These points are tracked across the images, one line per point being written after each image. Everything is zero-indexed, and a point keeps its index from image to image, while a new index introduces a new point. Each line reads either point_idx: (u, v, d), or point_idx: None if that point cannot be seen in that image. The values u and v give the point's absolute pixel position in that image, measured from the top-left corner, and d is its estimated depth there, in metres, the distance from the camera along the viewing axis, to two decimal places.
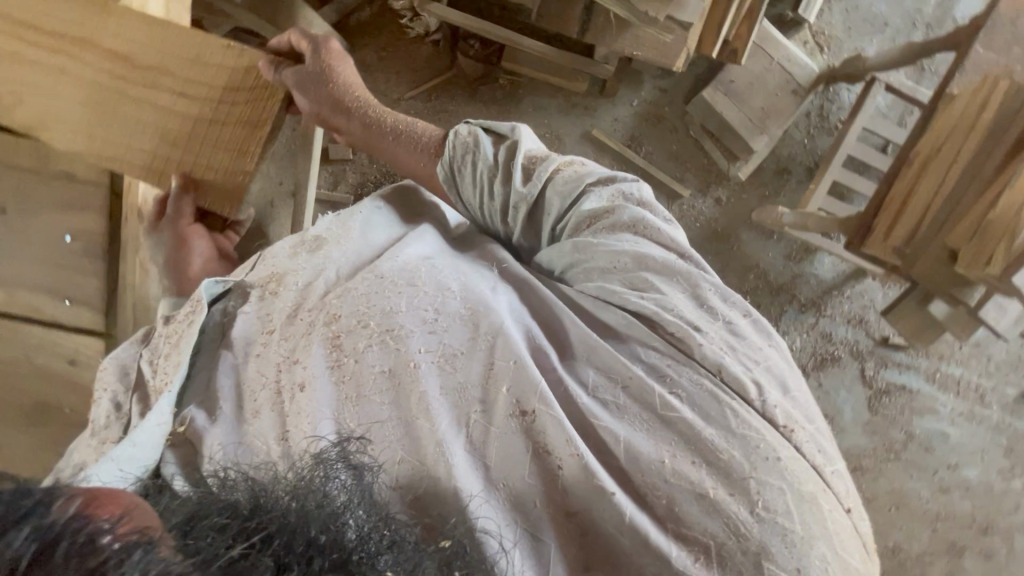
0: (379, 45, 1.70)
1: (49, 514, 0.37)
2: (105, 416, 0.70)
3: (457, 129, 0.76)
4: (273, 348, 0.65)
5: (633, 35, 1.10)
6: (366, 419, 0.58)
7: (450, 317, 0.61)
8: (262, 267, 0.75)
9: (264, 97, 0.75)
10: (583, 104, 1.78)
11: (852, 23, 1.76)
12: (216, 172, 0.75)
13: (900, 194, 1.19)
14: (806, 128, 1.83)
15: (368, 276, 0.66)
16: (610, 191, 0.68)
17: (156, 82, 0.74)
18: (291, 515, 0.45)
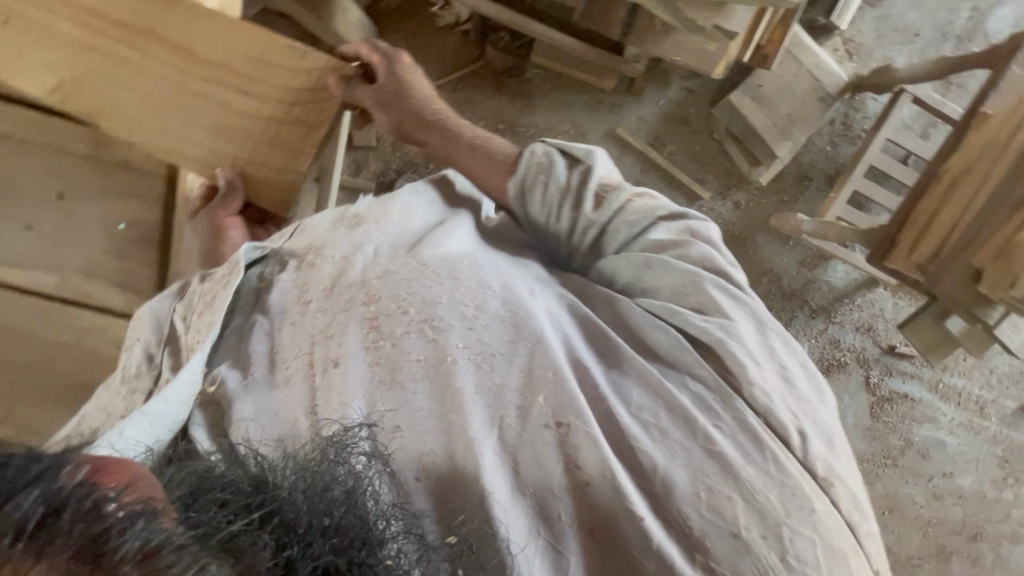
0: (409, 32, 1.69)
1: (54, 477, 0.36)
2: (138, 365, 0.66)
3: (533, 148, 0.75)
4: (309, 318, 0.61)
5: (676, 40, 1.13)
6: (390, 410, 0.56)
7: (491, 317, 0.60)
8: (301, 238, 0.70)
9: (321, 101, 0.75)
10: (610, 102, 1.78)
11: (883, 32, 1.75)
12: (271, 170, 0.77)
13: (927, 210, 1.20)
14: (830, 135, 1.83)
15: (409, 261, 0.63)
16: (678, 225, 0.71)
17: (216, 77, 0.75)
18: (298, 494, 0.44)
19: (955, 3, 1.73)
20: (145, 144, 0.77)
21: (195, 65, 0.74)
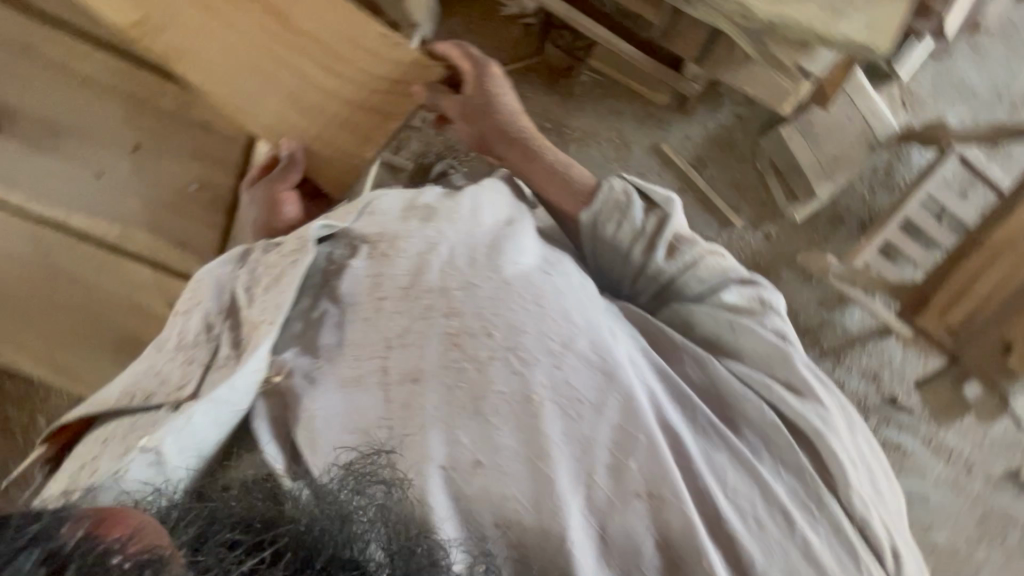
0: (471, 17, 1.68)
1: (55, 535, 0.39)
2: (195, 333, 0.64)
3: (612, 184, 0.75)
4: (386, 320, 0.62)
5: (750, 72, 1.12)
6: (474, 443, 0.58)
7: (578, 359, 0.61)
8: (372, 222, 0.68)
9: (403, 96, 0.75)
10: (659, 116, 1.77)
11: (940, 87, 1.74)
12: (336, 149, 0.78)
13: (964, 277, 1.21)
14: (870, 182, 1.83)
15: (493, 279, 0.63)
16: (750, 291, 0.74)
17: (308, 49, 0.74)
18: (308, 528, 0.47)
19: (1016, 69, 1.73)
20: (215, 95, 0.77)
21: (290, 32, 0.74)
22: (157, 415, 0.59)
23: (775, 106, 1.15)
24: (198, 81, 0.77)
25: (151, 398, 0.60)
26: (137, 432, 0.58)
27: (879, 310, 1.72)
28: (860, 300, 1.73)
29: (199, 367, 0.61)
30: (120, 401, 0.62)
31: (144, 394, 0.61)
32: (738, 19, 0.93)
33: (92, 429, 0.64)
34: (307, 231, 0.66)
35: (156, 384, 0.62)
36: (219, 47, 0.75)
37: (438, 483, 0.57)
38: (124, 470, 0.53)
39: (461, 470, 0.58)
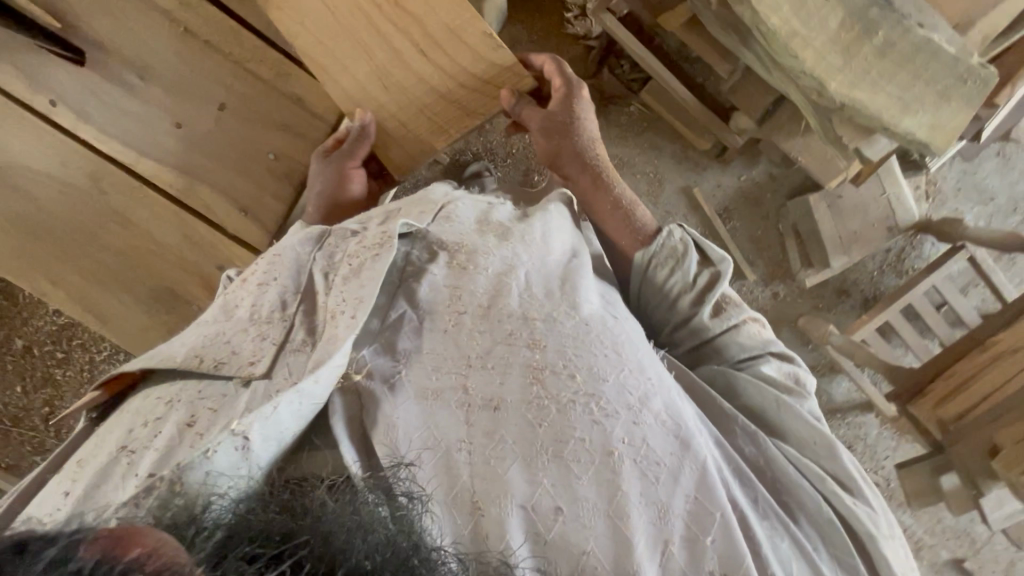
0: (537, 28, 1.70)
1: (71, 560, 0.36)
2: (269, 308, 0.68)
3: (672, 231, 0.80)
4: (468, 342, 0.65)
5: (804, 142, 1.15)
6: (553, 485, 0.59)
7: (653, 418, 0.63)
8: (447, 227, 0.76)
9: (489, 95, 0.76)
10: (696, 161, 1.81)
11: (963, 186, 1.81)
12: (410, 131, 0.79)
13: (962, 374, 1.29)
14: (881, 262, 1.89)
15: (572, 320, 0.67)
16: (786, 366, 0.78)
17: (406, 29, 0.75)
18: (328, 534, 0.45)
19: None
20: (306, 47, 0.79)
21: (394, 12, 0.76)
22: (228, 387, 0.62)
23: (821, 181, 1.17)
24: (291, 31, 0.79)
25: (220, 368, 0.63)
26: (209, 404, 0.60)
27: (868, 386, 1.78)
28: (851, 374, 1.79)
29: (273, 346, 0.64)
30: (185, 362, 0.63)
31: (212, 362, 0.63)
32: (812, 94, 0.98)
33: (150, 382, 0.66)
34: (391, 227, 0.72)
35: (228, 354, 0.64)
36: (325, 14, 0.78)
37: (516, 520, 0.57)
38: (213, 450, 0.53)
39: (542, 511, 0.58)
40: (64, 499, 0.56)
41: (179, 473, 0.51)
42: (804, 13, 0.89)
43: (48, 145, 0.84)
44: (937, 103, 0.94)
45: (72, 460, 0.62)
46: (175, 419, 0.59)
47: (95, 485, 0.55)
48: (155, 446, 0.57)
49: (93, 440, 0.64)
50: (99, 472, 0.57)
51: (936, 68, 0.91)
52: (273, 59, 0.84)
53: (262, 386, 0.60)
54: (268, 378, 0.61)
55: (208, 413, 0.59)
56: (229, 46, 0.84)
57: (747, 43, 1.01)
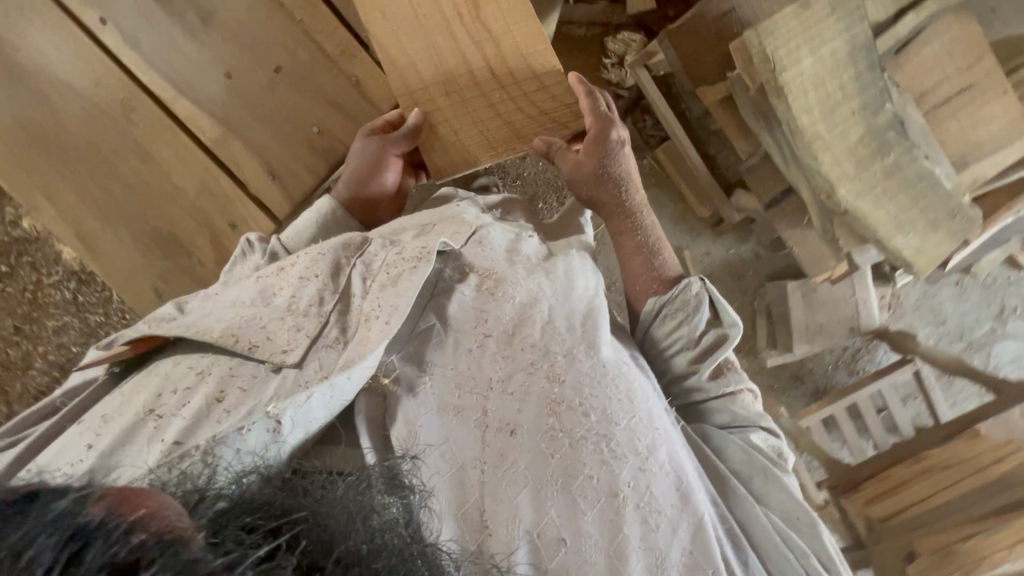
0: (573, 64, 1.74)
1: (80, 513, 0.38)
2: (308, 302, 0.72)
3: (689, 286, 0.84)
4: (490, 368, 0.71)
5: (800, 235, 1.22)
6: (558, 512, 0.65)
7: (658, 467, 0.69)
8: (481, 250, 0.82)
9: (542, 125, 0.85)
10: (692, 225, 1.89)
11: (922, 305, 1.95)
12: (459, 138, 0.85)
13: (898, 480, 1.45)
14: (837, 358, 1.99)
15: (589, 364, 0.73)
16: (773, 440, 0.85)
17: (480, 44, 0.81)
18: (322, 517, 0.48)
19: (985, 316, 1.94)
20: (380, 33, 0.82)
21: (474, 26, 0.81)
22: (259, 369, 0.68)
23: (807, 272, 1.24)
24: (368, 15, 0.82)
25: (254, 351, 0.67)
26: (239, 384, 0.66)
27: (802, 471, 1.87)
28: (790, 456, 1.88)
29: (306, 340, 0.69)
30: (221, 338, 0.68)
31: (248, 343, 0.68)
32: (821, 193, 1.04)
33: (177, 350, 0.72)
34: (433, 244, 0.77)
35: (262, 338, 0.68)
36: (407, 8, 0.81)
37: (521, 537, 0.63)
38: (245, 428, 0.58)
39: (548, 534, 0.64)
40: (89, 449, 0.63)
41: (213, 444, 0.56)
42: (831, 120, 0.96)
43: (84, 61, 0.83)
44: (927, 229, 1.03)
45: (97, 411, 0.69)
46: (205, 392, 0.65)
47: (121, 443, 0.62)
48: (183, 415, 0.63)
49: (113, 394, 0.71)
50: (126, 428, 0.63)
51: (931, 198, 1.00)
52: (340, 37, 0.85)
53: (292, 375, 0.66)
54: (297, 369, 0.66)
55: (237, 392, 0.65)
56: (301, 15, 0.84)
57: (773, 132, 1.06)
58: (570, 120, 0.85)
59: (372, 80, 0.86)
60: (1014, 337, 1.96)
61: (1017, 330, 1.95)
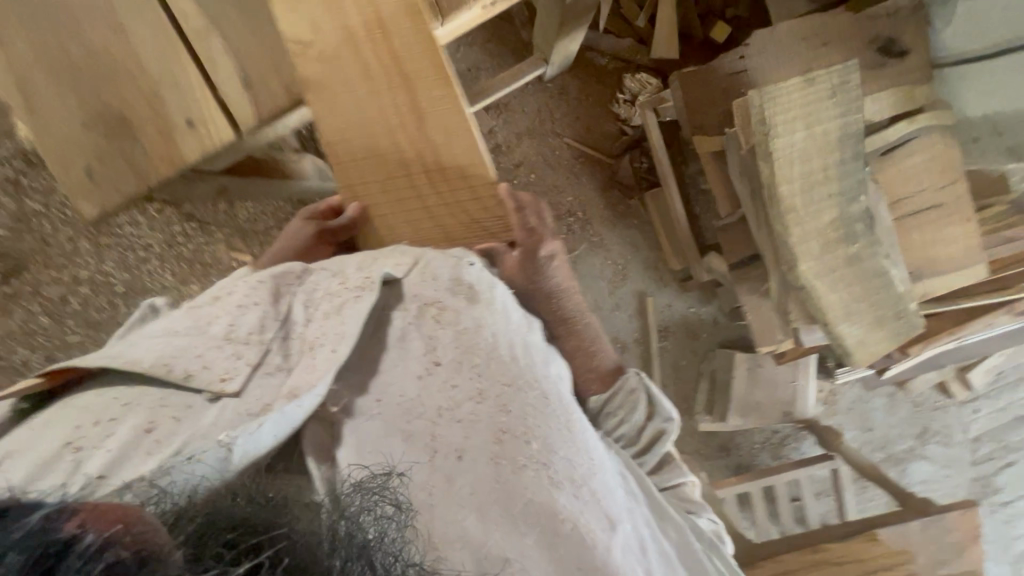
0: (588, 90, 1.79)
1: (54, 531, 0.38)
2: (249, 329, 0.68)
3: (630, 382, 0.90)
4: (438, 395, 0.67)
5: (758, 303, 1.24)
6: (503, 540, 0.61)
7: (591, 491, 0.66)
8: (423, 279, 0.73)
9: (474, 234, 0.87)
10: (661, 275, 1.91)
11: (854, 408, 2.00)
12: (394, 234, 0.89)
13: (791, 563, 1.45)
14: (766, 439, 2.03)
15: (535, 391, 0.68)
16: (712, 519, 0.92)
17: (420, 152, 0.84)
18: (302, 531, 0.46)
19: (908, 434, 2.01)
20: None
21: (415, 136, 0.83)
22: (196, 399, 0.64)
23: (756, 342, 1.26)
24: None
25: (190, 380, 0.64)
26: (171, 413, 0.62)
27: None
28: None
29: (245, 366, 0.65)
30: (151, 369, 0.63)
31: (182, 372, 0.64)
32: (784, 266, 1.05)
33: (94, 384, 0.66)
34: (376, 273, 0.72)
35: (198, 366, 0.65)
36: (350, 107, 0.83)
37: (466, 560, 0.59)
38: (196, 458, 0.56)
39: (492, 561, 0.60)
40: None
41: (158, 473, 0.54)
42: (809, 196, 0.99)
43: None
44: (871, 326, 1.05)
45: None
46: (133, 422, 0.61)
47: (34, 479, 0.56)
48: (106, 448, 0.58)
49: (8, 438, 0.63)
50: (40, 466, 0.57)
51: (882, 297, 1.04)
52: None
53: (231, 404, 0.63)
54: (236, 399, 0.63)
55: (169, 422, 0.61)
56: None
57: (753, 195, 1.08)
58: (498, 231, 0.86)
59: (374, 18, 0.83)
60: (930, 460, 2.02)
61: (934, 454, 2.02)
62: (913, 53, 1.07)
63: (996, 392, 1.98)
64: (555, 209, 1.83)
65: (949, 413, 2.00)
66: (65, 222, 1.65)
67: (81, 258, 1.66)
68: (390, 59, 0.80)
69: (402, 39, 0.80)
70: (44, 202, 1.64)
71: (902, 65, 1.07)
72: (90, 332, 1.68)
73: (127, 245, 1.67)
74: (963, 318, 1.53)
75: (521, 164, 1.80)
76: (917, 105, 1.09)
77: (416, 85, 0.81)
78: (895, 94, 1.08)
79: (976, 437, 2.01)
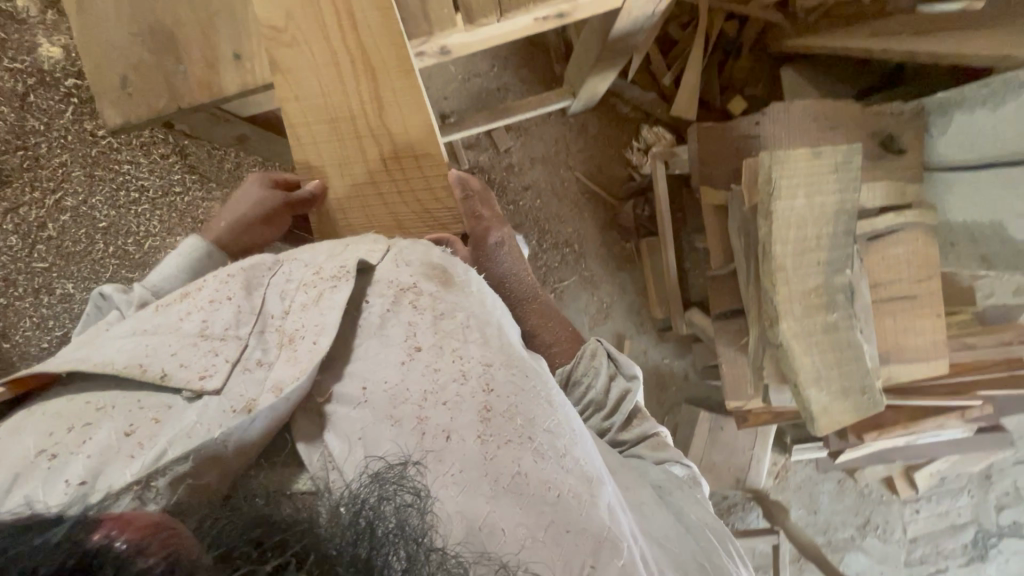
0: (605, 132, 1.87)
1: (84, 541, 0.42)
2: (224, 325, 0.66)
3: (587, 346, 0.92)
4: (421, 375, 0.65)
5: (735, 359, 1.28)
6: (497, 511, 0.59)
7: (575, 461, 0.65)
8: (397, 265, 0.72)
9: (425, 222, 0.90)
10: (643, 321, 1.94)
11: (803, 488, 2.03)
12: (349, 222, 0.91)
13: None
14: (714, 503, 2.03)
15: (515, 370, 0.68)
16: (692, 473, 0.87)
17: (380, 142, 0.87)
18: (320, 528, 0.49)
19: (849, 522, 2.04)
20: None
21: (378, 128, 0.87)
22: (175, 399, 0.62)
23: (726, 395, 1.29)
24: None
25: (166, 380, 0.61)
26: (153, 413, 0.60)
27: None
28: None
29: (225, 363, 0.63)
30: (126, 370, 0.61)
31: (159, 372, 0.62)
32: (766, 319, 1.09)
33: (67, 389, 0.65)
34: (352, 263, 0.70)
35: (175, 365, 0.63)
36: (317, 92, 0.86)
37: (460, 531, 0.58)
38: (190, 457, 0.56)
39: (488, 531, 0.58)
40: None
41: (151, 474, 0.55)
42: (800, 259, 1.05)
43: None
44: (837, 396, 1.09)
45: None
46: (112, 424, 0.59)
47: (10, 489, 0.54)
48: (85, 453, 0.57)
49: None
50: (12, 475, 0.55)
51: (852, 369, 1.08)
52: None
53: (213, 402, 0.60)
54: (218, 396, 0.61)
55: (149, 425, 0.59)
56: None
57: (747, 253, 1.14)
58: (449, 222, 0.90)
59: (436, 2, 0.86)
60: (867, 553, 2.05)
61: (872, 548, 2.04)
62: (909, 152, 1.16)
63: (937, 497, 2.04)
64: (554, 238, 1.87)
65: (891, 510, 2.04)
66: (63, 147, 1.61)
67: (70, 186, 1.62)
68: (358, 52, 0.84)
69: (368, 29, 0.83)
70: (46, 122, 1.59)
71: (899, 161, 1.16)
72: (60, 263, 1.62)
73: (121, 183, 1.64)
74: (917, 416, 1.59)
75: (530, 186, 1.85)
76: (907, 200, 1.17)
77: (379, 74, 0.85)
78: (890, 186, 1.15)
79: (914, 537, 2.05)
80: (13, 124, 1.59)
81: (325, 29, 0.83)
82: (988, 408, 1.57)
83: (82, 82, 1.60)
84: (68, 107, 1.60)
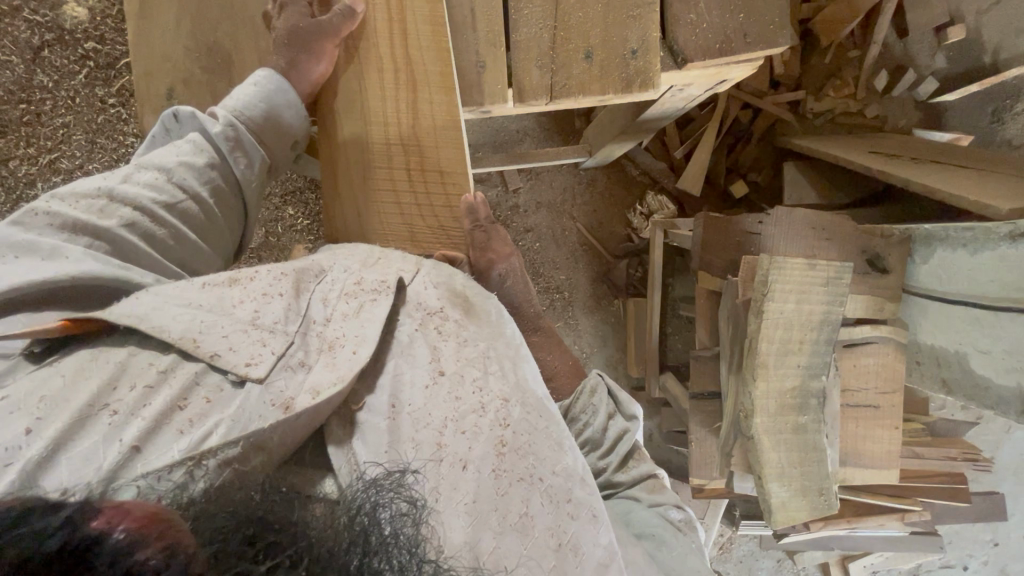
0: (611, 192, 1.94)
1: (80, 528, 0.38)
2: (274, 318, 0.66)
3: (593, 377, 0.93)
4: (440, 400, 0.67)
5: (706, 437, 1.32)
6: (502, 546, 0.60)
7: (580, 509, 0.67)
8: (425, 288, 0.78)
9: (437, 239, 0.96)
10: (619, 375, 1.98)
11: (745, 561, 2.09)
12: (364, 221, 0.97)
13: None
14: None
15: (529, 411, 0.71)
16: (689, 519, 0.87)
17: (413, 155, 0.96)
18: (314, 532, 0.45)
19: None
20: (534, 84, 0.97)
21: (410, 139, 0.95)
22: (221, 382, 0.60)
23: (692, 470, 1.33)
24: (529, 74, 0.97)
25: (215, 360, 0.60)
26: (203, 392, 0.59)
27: None
28: None
29: (271, 355, 0.63)
30: (180, 342, 0.60)
31: (210, 352, 0.61)
32: (741, 411, 1.14)
33: (141, 206, 0.73)
34: (390, 280, 0.75)
35: (224, 347, 0.62)
36: (361, 98, 0.96)
37: (466, 559, 0.57)
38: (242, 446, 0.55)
39: (493, 565, 0.59)
40: (26, 438, 0.51)
41: (201, 451, 0.54)
42: (782, 360, 1.10)
43: None
44: (796, 494, 1.15)
45: (16, 269, 0.63)
46: (168, 391, 0.58)
47: (70, 438, 0.52)
48: (142, 417, 0.56)
49: (43, 267, 0.64)
50: (75, 420, 0.53)
51: (813, 471, 1.15)
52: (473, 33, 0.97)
53: (256, 392, 0.60)
54: (260, 386, 0.61)
55: (201, 403, 0.58)
56: (481, 20, 0.97)
57: (733, 341, 1.19)
58: (459, 241, 0.96)
59: (491, 72, 0.97)
60: None
61: None
62: (893, 273, 1.23)
63: None
64: (545, 281, 1.91)
65: None
66: (68, 109, 1.56)
67: (68, 149, 1.56)
68: (403, 63, 0.94)
69: (418, 47, 0.94)
70: (56, 81, 1.54)
71: (882, 280, 1.23)
72: None
73: (122, 155, 1.59)
74: (863, 514, 1.65)
75: (532, 229, 1.90)
76: (883, 316, 1.24)
77: (421, 86, 0.94)
78: (869, 302, 1.23)
79: None
80: (20, 77, 1.53)
81: (385, 61, 0.95)
82: (926, 516, 1.64)
83: (102, 48, 1.55)
84: (82, 70, 1.55)
